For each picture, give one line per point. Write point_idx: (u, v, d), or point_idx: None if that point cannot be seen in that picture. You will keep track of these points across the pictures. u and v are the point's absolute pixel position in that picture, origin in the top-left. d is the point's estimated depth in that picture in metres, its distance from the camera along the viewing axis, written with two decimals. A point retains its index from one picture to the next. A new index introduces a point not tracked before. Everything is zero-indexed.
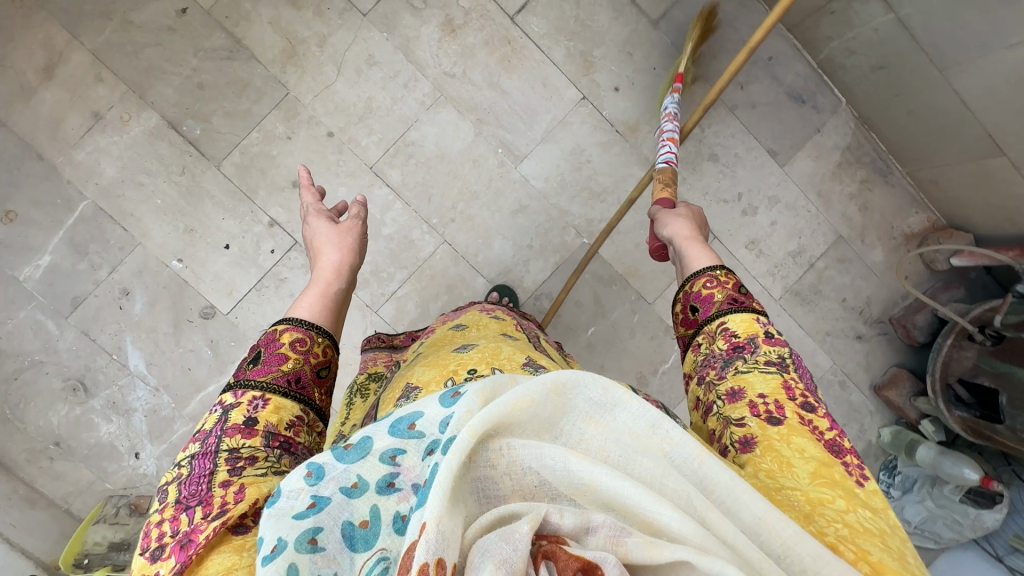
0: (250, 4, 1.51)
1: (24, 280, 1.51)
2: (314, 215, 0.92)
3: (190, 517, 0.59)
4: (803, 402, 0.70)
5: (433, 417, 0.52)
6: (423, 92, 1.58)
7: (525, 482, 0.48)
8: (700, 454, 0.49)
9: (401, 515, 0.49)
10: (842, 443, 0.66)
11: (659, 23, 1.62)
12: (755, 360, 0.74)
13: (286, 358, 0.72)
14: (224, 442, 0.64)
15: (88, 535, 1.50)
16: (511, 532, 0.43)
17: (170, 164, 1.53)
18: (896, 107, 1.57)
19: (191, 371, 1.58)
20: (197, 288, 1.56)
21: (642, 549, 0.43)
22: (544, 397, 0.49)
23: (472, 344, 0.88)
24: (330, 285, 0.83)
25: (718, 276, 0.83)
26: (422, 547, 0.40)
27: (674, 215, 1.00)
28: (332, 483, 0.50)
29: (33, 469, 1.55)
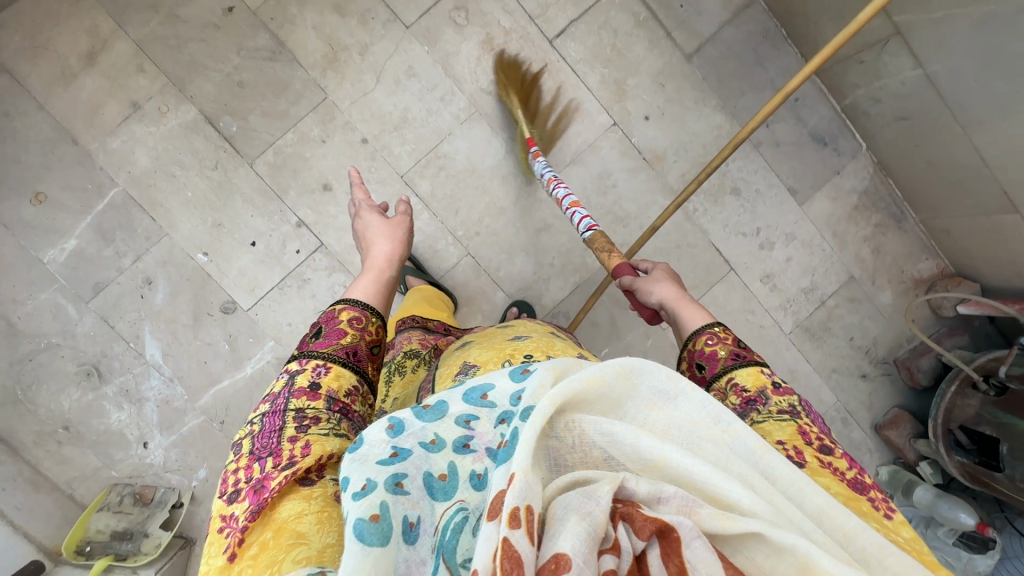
0: (296, 8, 1.53)
1: (49, 262, 1.51)
2: (365, 210, 1.04)
3: (261, 466, 0.65)
4: (820, 446, 0.68)
5: (504, 390, 0.60)
6: (458, 107, 1.61)
7: (593, 456, 0.53)
8: (761, 447, 0.53)
9: (477, 473, 0.56)
10: (864, 482, 0.65)
11: (692, 57, 1.67)
12: (768, 410, 0.73)
13: (344, 334, 0.80)
14: (292, 402, 0.72)
15: (91, 523, 1.52)
16: (592, 490, 0.48)
17: (203, 158, 1.54)
18: (916, 157, 1.62)
19: (206, 364, 1.58)
20: (220, 282, 1.57)
21: (712, 518, 0.47)
22: (614, 379, 0.54)
23: (525, 335, 0.99)
24: (383, 272, 0.92)
25: (717, 332, 0.85)
26: (515, 492, 0.45)
27: (655, 279, 1.02)
28: (412, 438, 0.57)
29: (40, 452, 1.54)
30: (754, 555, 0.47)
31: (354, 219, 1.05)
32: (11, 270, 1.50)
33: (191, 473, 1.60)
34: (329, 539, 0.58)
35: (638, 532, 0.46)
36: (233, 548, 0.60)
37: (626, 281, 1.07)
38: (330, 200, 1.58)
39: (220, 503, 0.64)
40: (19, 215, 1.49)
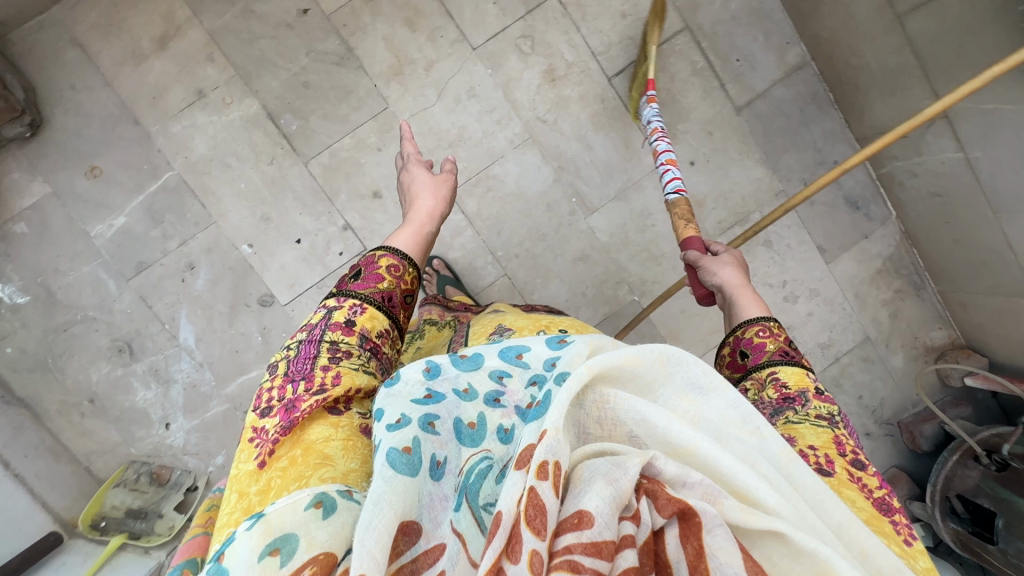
0: (369, 17, 1.56)
1: (96, 237, 1.53)
2: (414, 162, 1.05)
3: (295, 389, 0.72)
4: (852, 460, 0.72)
5: (540, 355, 0.67)
6: (513, 132, 1.64)
7: (619, 431, 0.55)
8: (786, 454, 0.55)
9: (504, 427, 0.61)
10: (890, 503, 0.69)
11: (742, 110, 1.72)
12: (807, 413, 0.77)
13: (382, 278, 0.82)
14: (328, 334, 0.76)
15: (108, 497, 1.53)
16: (621, 460, 0.50)
17: (260, 152, 1.56)
18: (943, 232, 1.69)
19: (237, 353, 1.60)
20: (261, 275, 1.59)
21: (736, 510, 0.48)
22: (652, 365, 0.57)
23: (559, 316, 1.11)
24: (423, 226, 0.94)
25: (771, 327, 0.87)
26: (545, 447, 0.49)
27: (721, 262, 1.04)
28: (446, 383, 0.66)
29: (63, 422, 1.55)
30: (772, 552, 0.48)
31: (402, 171, 1.06)
32: (58, 240, 1.52)
33: (208, 459, 1.61)
34: (352, 465, 0.64)
35: (660, 509, 0.48)
36: (263, 456, 0.67)
37: (693, 256, 1.11)
38: (378, 207, 1.61)
39: (254, 416, 0.71)
40: (73, 187, 1.51)
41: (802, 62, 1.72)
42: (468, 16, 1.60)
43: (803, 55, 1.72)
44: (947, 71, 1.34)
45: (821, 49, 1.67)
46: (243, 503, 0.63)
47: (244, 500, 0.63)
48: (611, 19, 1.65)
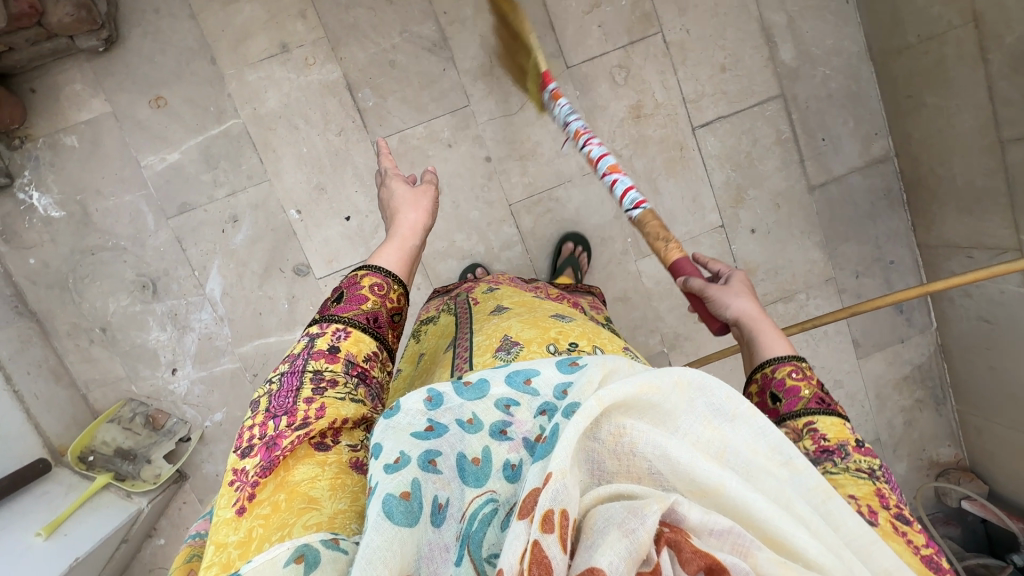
0: (471, 11, 1.52)
1: (146, 167, 1.48)
2: (391, 178, 0.90)
3: (276, 424, 0.62)
4: (896, 513, 0.57)
5: (549, 380, 0.56)
6: (587, 159, 1.61)
7: (636, 467, 0.44)
8: (824, 489, 0.46)
9: (511, 464, 0.51)
10: (940, 563, 0.54)
11: (815, 189, 1.69)
12: (845, 466, 0.61)
13: (365, 299, 0.73)
14: (310, 363, 0.67)
15: (99, 432, 1.49)
16: (637, 507, 0.39)
17: (330, 121, 1.51)
18: (981, 358, 1.68)
19: (260, 316, 1.56)
20: (301, 243, 1.55)
21: (773, 565, 0.39)
22: (672, 391, 0.45)
23: (570, 317, 0.93)
24: (407, 240, 0.82)
25: (803, 367, 0.70)
26: (548, 494, 0.39)
27: (733, 291, 0.79)
28: (448, 413, 0.55)
29: (70, 344, 1.51)
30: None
31: (379, 188, 0.92)
32: (107, 162, 1.47)
33: (207, 413, 1.57)
34: (340, 505, 0.55)
35: (685, 564, 0.38)
36: (242, 502, 0.57)
37: (693, 284, 0.83)
38: None
39: (232, 457, 0.61)
40: (133, 113, 1.46)
41: (884, 156, 1.70)
42: (570, 34, 1.55)
43: (887, 149, 1.70)
44: None
45: (908, 149, 1.64)
46: (220, 557, 0.53)
47: (221, 552, 0.54)
48: (709, 70, 1.61)
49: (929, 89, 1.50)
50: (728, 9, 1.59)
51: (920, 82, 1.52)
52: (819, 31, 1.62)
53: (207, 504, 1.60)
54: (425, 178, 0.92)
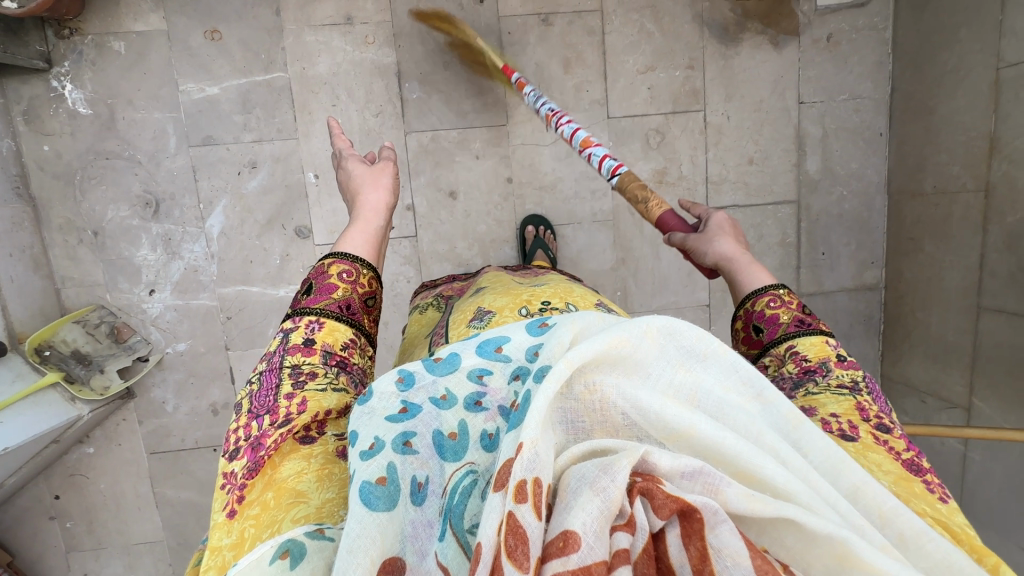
0: (535, 39, 1.56)
1: (183, 93, 1.50)
2: (348, 159, 0.93)
3: (259, 424, 0.61)
4: (877, 423, 0.65)
5: (520, 345, 0.59)
6: (601, 207, 1.66)
7: (613, 420, 0.44)
8: (795, 416, 0.46)
9: (488, 433, 0.52)
10: (921, 464, 0.60)
11: (802, 297, 1.76)
12: (827, 382, 0.71)
13: (335, 288, 0.75)
14: (287, 359, 0.68)
15: (62, 330, 1.50)
16: (607, 463, 0.37)
17: (372, 101, 1.55)
18: None
19: (250, 264, 1.59)
20: (309, 207, 1.58)
21: (742, 500, 0.37)
22: (640, 340, 0.46)
23: (543, 282, 1.01)
24: (369, 221, 0.85)
25: (781, 294, 0.82)
26: (520, 464, 0.38)
27: (715, 232, 0.91)
28: (422, 393, 0.57)
29: (58, 238, 1.52)
30: (784, 539, 0.38)
31: (336, 171, 0.94)
32: (147, 76, 1.49)
33: (173, 340, 1.60)
34: (329, 495, 0.54)
35: (657, 510, 0.36)
36: (232, 505, 0.55)
37: (677, 238, 0.95)
38: (447, 207, 1.61)
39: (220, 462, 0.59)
40: (186, 39, 1.48)
41: (874, 285, 1.77)
42: (619, 88, 1.61)
43: (879, 279, 1.77)
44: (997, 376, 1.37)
45: (897, 285, 1.72)
46: (215, 562, 0.51)
47: (215, 557, 0.52)
48: (737, 159, 1.67)
49: (931, 238, 1.58)
50: (771, 109, 1.65)
51: (924, 229, 1.60)
52: (848, 153, 1.69)
53: (145, 427, 1.64)
54: (383, 156, 0.93)
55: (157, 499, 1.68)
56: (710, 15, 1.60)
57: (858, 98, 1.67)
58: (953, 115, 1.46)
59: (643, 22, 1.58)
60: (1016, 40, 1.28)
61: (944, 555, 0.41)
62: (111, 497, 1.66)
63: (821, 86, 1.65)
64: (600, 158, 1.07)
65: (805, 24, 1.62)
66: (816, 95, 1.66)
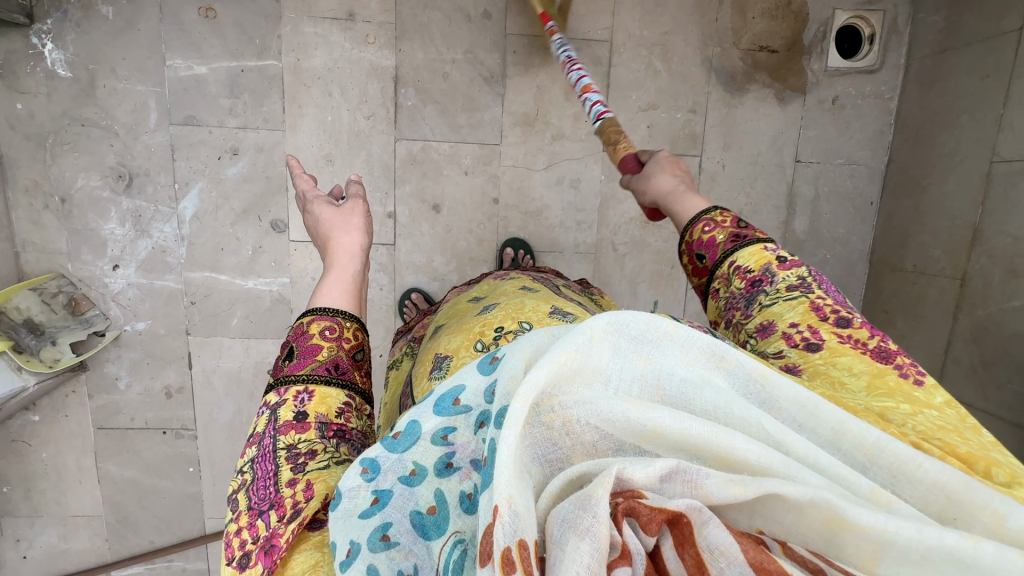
0: (539, 61, 1.53)
1: (169, 68, 1.44)
2: (314, 202, 0.92)
3: (266, 522, 0.58)
4: (836, 320, 0.65)
5: (477, 388, 0.54)
6: (584, 239, 1.64)
7: (586, 439, 0.42)
8: (760, 372, 0.45)
9: (466, 493, 0.49)
10: (889, 348, 0.60)
11: None
12: (777, 290, 0.70)
13: (319, 349, 0.73)
14: (281, 440, 0.64)
15: (15, 296, 1.43)
16: (583, 497, 0.36)
17: (365, 102, 1.50)
18: None
19: (221, 252, 1.55)
20: (287, 201, 1.54)
21: (722, 488, 0.36)
22: (589, 347, 0.44)
23: (495, 304, 0.97)
24: (346, 266, 0.84)
25: (714, 217, 0.80)
26: (499, 531, 0.36)
27: (656, 168, 0.91)
28: (390, 475, 0.52)
29: (23, 200, 1.47)
30: (775, 516, 0.36)
31: (305, 215, 0.93)
32: (134, 46, 1.43)
33: (132, 318, 1.57)
34: None
35: (645, 528, 0.35)
36: None
37: (627, 178, 0.97)
38: (430, 221, 1.58)
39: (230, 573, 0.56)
40: (179, 13, 1.42)
41: None
42: (619, 122, 1.58)
43: None
44: None
45: None
46: None
47: None
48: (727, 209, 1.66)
49: (903, 314, 1.59)
50: (767, 163, 1.64)
51: (898, 304, 1.61)
52: (837, 217, 1.69)
53: (95, 402, 1.61)
54: (350, 192, 0.93)
55: (99, 473, 1.66)
56: (719, 61, 1.58)
57: (854, 164, 1.66)
58: (944, 199, 1.46)
59: (652, 59, 1.56)
60: (1013, 137, 1.27)
61: (935, 476, 0.38)
62: (52, 467, 1.63)
63: (820, 147, 1.64)
64: (592, 103, 1.07)
65: (813, 82, 1.60)
66: (814, 155, 1.65)
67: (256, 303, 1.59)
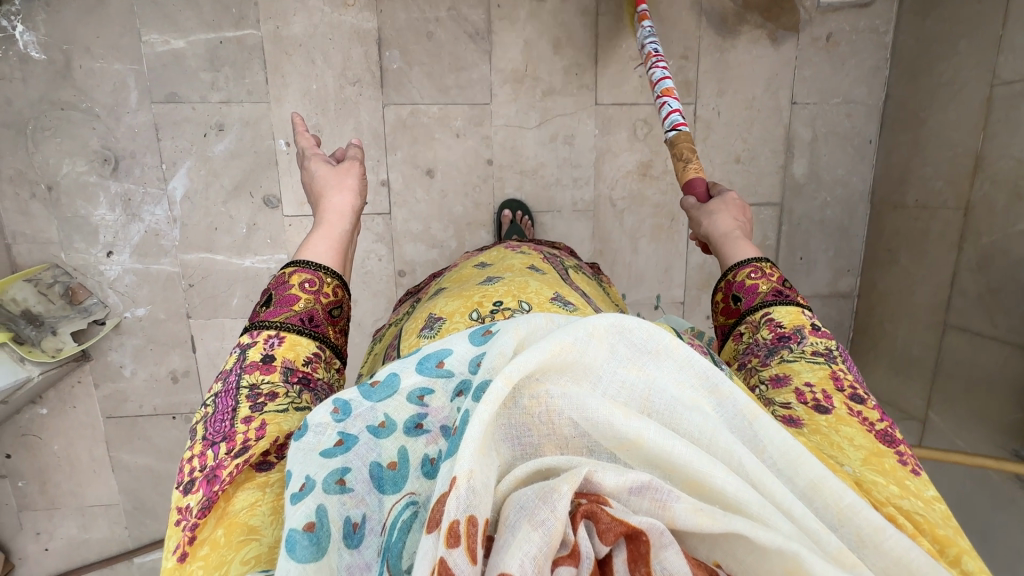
0: (525, 14, 1.49)
1: (146, 44, 1.40)
2: (311, 158, 0.90)
3: (215, 452, 0.56)
4: (851, 395, 0.64)
5: (463, 357, 0.52)
6: (582, 196, 1.62)
7: (561, 432, 0.40)
8: (753, 410, 0.43)
9: (430, 459, 0.46)
10: (894, 435, 0.59)
11: None
12: (801, 350, 0.70)
13: (296, 299, 0.72)
14: (244, 379, 0.63)
15: (10, 288, 1.41)
16: (547, 491, 0.35)
17: (349, 68, 1.47)
18: None
19: (215, 232, 1.53)
20: (279, 175, 1.51)
21: (689, 515, 0.35)
22: (587, 343, 0.42)
23: (498, 278, 0.94)
24: (335, 225, 0.82)
25: (763, 267, 0.82)
26: (453, 503, 0.34)
27: (720, 207, 0.95)
28: (359, 422, 0.49)
29: (9, 190, 1.44)
30: (736, 551, 0.36)
31: (301, 171, 0.91)
32: (107, 23, 1.38)
33: (131, 305, 1.55)
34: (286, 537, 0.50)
35: (602, 535, 0.34)
36: (184, 547, 0.51)
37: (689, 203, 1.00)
38: (425, 186, 1.56)
39: (174, 494, 0.54)
40: None
41: (848, 292, 1.78)
42: (610, 73, 1.55)
43: (853, 287, 1.78)
44: (955, 395, 1.40)
45: (870, 294, 1.73)
46: None
47: None
48: (725, 156, 1.64)
49: (907, 251, 1.58)
50: (763, 107, 1.61)
51: (902, 242, 1.59)
52: (836, 158, 1.67)
53: (102, 391, 1.60)
54: (350, 154, 0.92)
55: (113, 462, 1.66)
56: (709, 3, 1.53)
57: (851, 103, 1.63)
58: (944, 129, 1.44)
59: None
60: (1014, 57, 1.25)
61: (901, 551, 0.40)
62: (65, 459, 1.64)
63: (816, 87, 1.61)
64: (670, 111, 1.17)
65: (806, 20, 1.57)
66: (810, 96, 1.62)
67: (255, 281, 1.57)
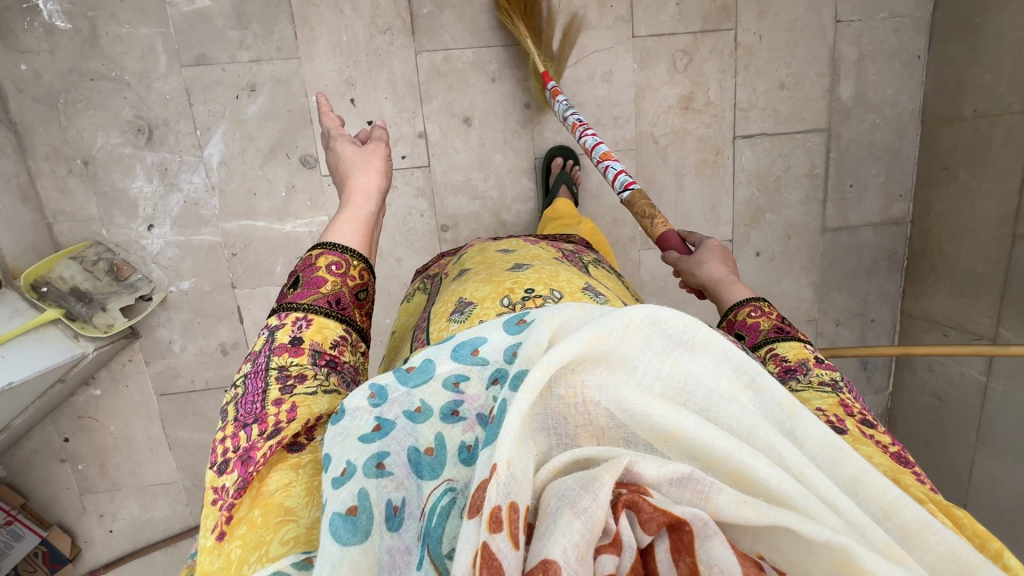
0: None
1: (171, 6, 1.37)
2: (336, 138, 0.88)
3: (248, 434, 0.57)
4: (862, 419, 0.60)
5: (497, 346, 0.50)
6: (623, 135, 1.57)
7: (597, 422, 0.40)
8: (790, 403, 0.41)
9: (466, 446, 0.45)
10: (908, 459, 0.56)
11: (827, 232, 1.72)
12: (808, 380, 0.66)
13: (323, 281, 0.70)
14: (273, 360, 0.63)
15: (58, 266, 1.44)
16: (588, 479, 0.35)
17: (379, 16, 1.42)
18: (923, 428, 1.78)
19: (254, 197, 1.50)
20: (314, 133, 1.47)
21: (734, 507, 0.34)
22: (624, 333, 0.41)
23: (528, 264, 0.87)
24: (361, 207, 0.80)
25: (761, 306, 0.79)
26: (496, 489, 0.34)
27: (704, 256, 0.91)
28: (395, 407, 0.49)
29: (46, 168, 1.42)
30: (782, 546, 0.34)
31: (326, 152, 0.89)
32: None
33: (175, 278, 1.53)
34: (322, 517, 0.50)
35: (644, 525, 0.34)
36: (222, 526, 0.52)
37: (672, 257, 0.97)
38: (463, 135, 1.52)
39: (209, 475, 0.55)
40: None
41: (900, 219, 1.73)
42: (644, 3, 1.49)
43: (906, 213, 1.72)
44: None
45: (925, 218, 1.68)
46: None
47: None
48: (768, 83, 1.58)
49: (966, 165, 1.52)
50: (806, 28, 1.55)
51: (961, 156, 1.53)
52: (884, 76, 1.60)
53: (153, 368, 1.59)
54: (375, 136, 0.88)
55: (169, 440, 1.66)
56: None
57: (897, 17, 1.56)
58: (1004, 29, 1.37)
59: None
60: None
61: (949, 547, 0.36)
62: (122, 440, 1.63)
63: (860, 3, 1.55)
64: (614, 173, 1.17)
65: None
66: (854, 13, 1.55)
67: (299, 245, 1.54)
